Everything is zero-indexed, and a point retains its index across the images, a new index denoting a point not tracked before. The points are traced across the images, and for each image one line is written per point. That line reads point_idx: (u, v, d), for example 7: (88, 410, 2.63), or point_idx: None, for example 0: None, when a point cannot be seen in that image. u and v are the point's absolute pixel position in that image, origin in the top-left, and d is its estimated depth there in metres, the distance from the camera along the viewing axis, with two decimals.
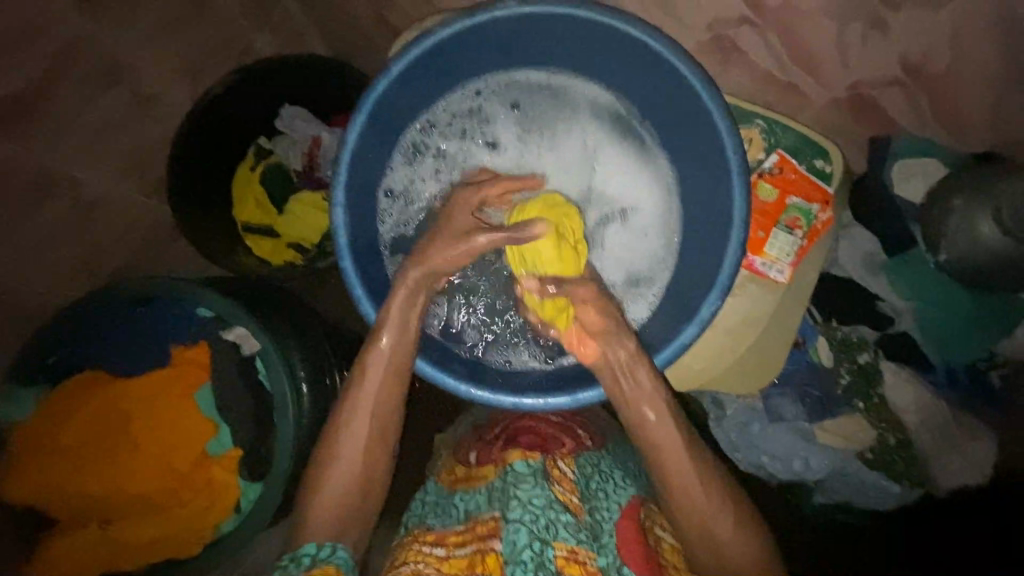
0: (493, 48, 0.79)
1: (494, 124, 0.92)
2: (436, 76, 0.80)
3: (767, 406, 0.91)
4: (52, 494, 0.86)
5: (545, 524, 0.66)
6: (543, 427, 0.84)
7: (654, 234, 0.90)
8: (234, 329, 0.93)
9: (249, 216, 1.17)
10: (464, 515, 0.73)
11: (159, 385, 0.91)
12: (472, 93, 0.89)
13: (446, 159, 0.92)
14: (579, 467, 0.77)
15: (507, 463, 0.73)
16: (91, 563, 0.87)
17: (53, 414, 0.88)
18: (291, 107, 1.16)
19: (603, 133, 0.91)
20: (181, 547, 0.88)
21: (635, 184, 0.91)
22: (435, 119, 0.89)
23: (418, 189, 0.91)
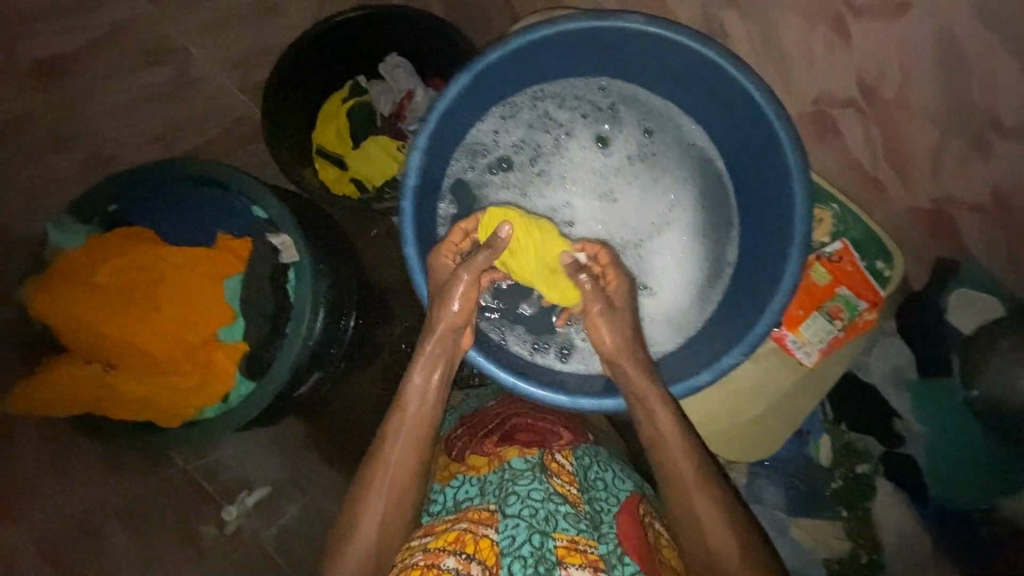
0: (620, 49, 0.78)
1: (596, 124, 0.88)
2: (557, 53, 0.79)
3: (751, 484, 0.94)
4: (68, 323, 0.86)
5: (544, 516, 0.70)
6: (541, 422, 0.86)
7: (701, 286, 0.86)
8: (281, 235, 0.96)
9: (322, 141, 1.25)
10: (455, 504, 0.76)
11: (198, 260, 0.93)
12: (599, 88, 0.86)
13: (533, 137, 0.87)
14: (577, 459, 0.80)
15: (504, 458, 0.77)
16: (78, 399, 0.87)
17: (98, 251, 0.89)
18: (397, 57, 1.25)
19: (694, 173, 0.87)
20: (168, 415, 0.90)
21: (704, 233, 0.87)
22: (550, 92, 0.86)
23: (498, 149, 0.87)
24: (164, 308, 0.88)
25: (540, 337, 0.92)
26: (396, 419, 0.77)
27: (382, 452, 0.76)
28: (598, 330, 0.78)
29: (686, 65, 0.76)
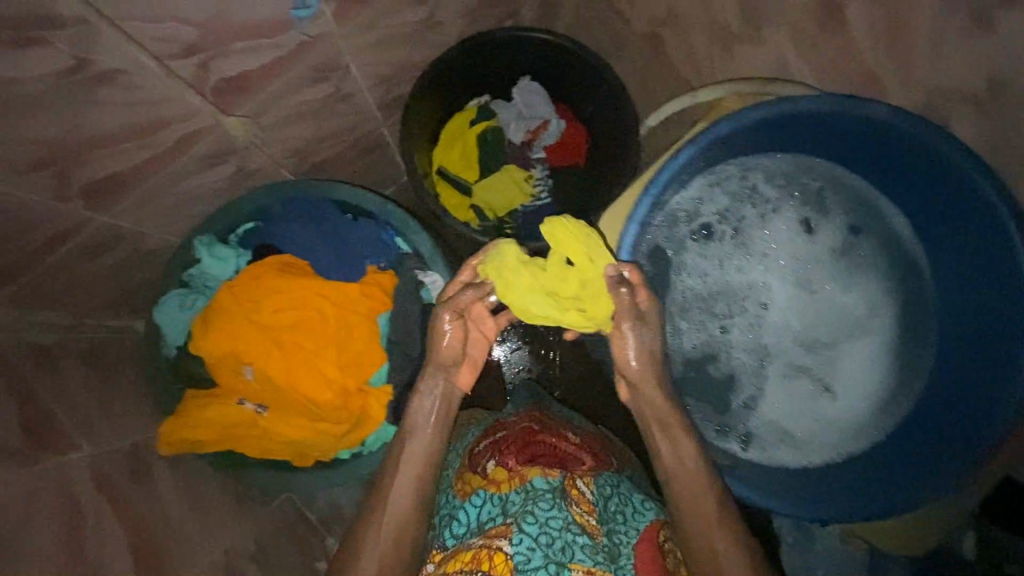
0: (850, 134, 0.75)
1: (801, 205, 0.85)
2: (782, 130, 0.76)
3: (872, 563, 0.98)
4: (230, 359, 0.82)
5: (560, 546, 0.64)
6: (563, 441, 0.80)
7: (890, 379, 0.85)
8: (430, 273, 0.93)
9: (446, 162, 1.20)
10: (475, 524, 0.70)
11: (350, 295, 0.88)
12: (806, 164, 0.83)
13: (736, 211, 0.85)
14: (597, 487, 0.74)
15: (526, 478, 0.71)
16: (225, 438, 0.82)
17: (254, 281, 0.84)
18: (532, 82, 1.20)
19: (892, 259, 0.84)
20: (314, 455, 0.87)
21: (897, 322, 0.85)
22: (759, 164, 0.83)
23: (702, 216, 0.84)
24: (322, 348, 0.83)
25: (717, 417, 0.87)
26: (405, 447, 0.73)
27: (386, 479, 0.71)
28: (623, 343, 0.75)
29: (922, 166, 0.72)
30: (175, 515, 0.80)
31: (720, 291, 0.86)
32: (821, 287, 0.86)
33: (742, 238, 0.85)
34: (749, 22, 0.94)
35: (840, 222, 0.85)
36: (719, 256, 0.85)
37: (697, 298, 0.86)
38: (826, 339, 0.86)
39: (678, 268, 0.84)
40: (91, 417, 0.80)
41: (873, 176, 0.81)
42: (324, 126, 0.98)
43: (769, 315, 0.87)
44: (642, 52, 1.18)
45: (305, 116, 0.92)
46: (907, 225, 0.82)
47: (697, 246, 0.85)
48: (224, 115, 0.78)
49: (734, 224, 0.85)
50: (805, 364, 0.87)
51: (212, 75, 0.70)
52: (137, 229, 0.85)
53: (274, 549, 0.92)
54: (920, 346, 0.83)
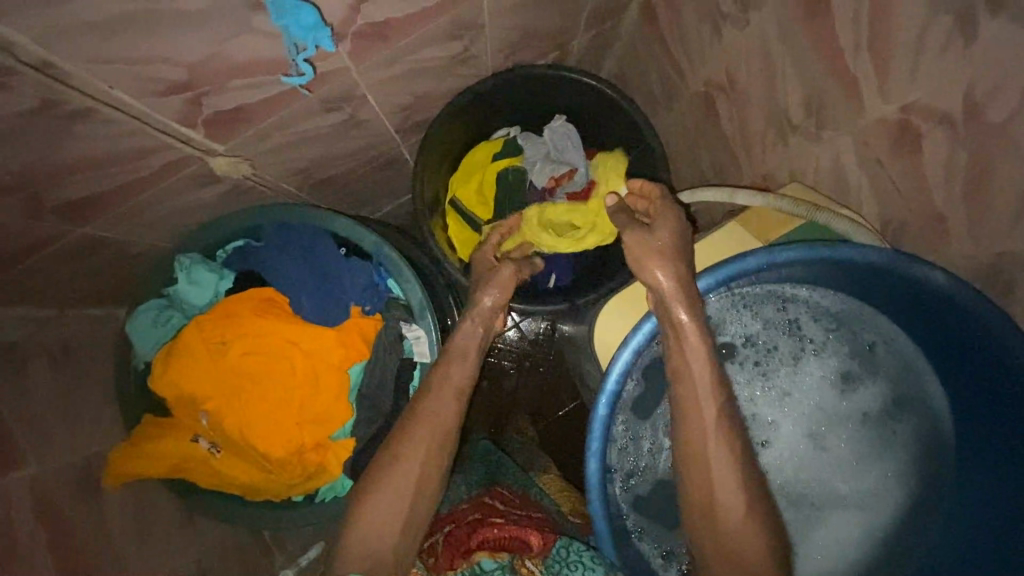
0: (899, 292, 0.69)
1: (831, 354, 0.80)
2: (829, 271, 0.70)
3: None
4: (192, 393, 0.81)
5: None
6: (510, 525, 0.85)
7: (868, 553, 0.80)
8: (414, 326, 0.87)
9: (461, 193, 1.13)
10: None
11: (323, 341, 0.84)
12: (843, 308, 0.79)
13: (760, 342, 0.80)
14: (547, 566, 0.81)
15: (474, 561, 0.81)
16: (173, 469, 0.80)
17: (227, 314, 0.82)
18: (568, 124, 1.11)
19: (906, 430, 0.79)
20: (264, 496, 0.84)
21: (892, 496, 0.80)
22: (795, 297, 0.79)
23: (723, 336, 0.79)
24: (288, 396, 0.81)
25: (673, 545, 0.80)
26: (425, 412, 0.77)
27: (391, 461, 0.74)
28: (635, 249, 0.79)
29: (964, 349, 0.66)
30: (121, 537, 0.79)
31: None
32: (826, 441, 0.82)
33: (757, 367, 0.80)
34: (811, 117, 0.84)
35: (862, 377, 0.80)
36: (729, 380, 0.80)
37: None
38: (814, 494, 0.82)
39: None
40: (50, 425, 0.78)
41: (911, 340, 0.76)
42: (334, 149, 0.92)
43: (762, 457, 0.82)
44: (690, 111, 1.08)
45: (313, 141, 0.87)
46: (936, 398, 0.76)
47: None
48: (218, 142, 0.73)
49: (753, 351, 0.80)
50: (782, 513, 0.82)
51: (203, 108, 0.65)
52: (121, 239, 0.82)
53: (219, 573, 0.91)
54: (907, 529, 0.78)
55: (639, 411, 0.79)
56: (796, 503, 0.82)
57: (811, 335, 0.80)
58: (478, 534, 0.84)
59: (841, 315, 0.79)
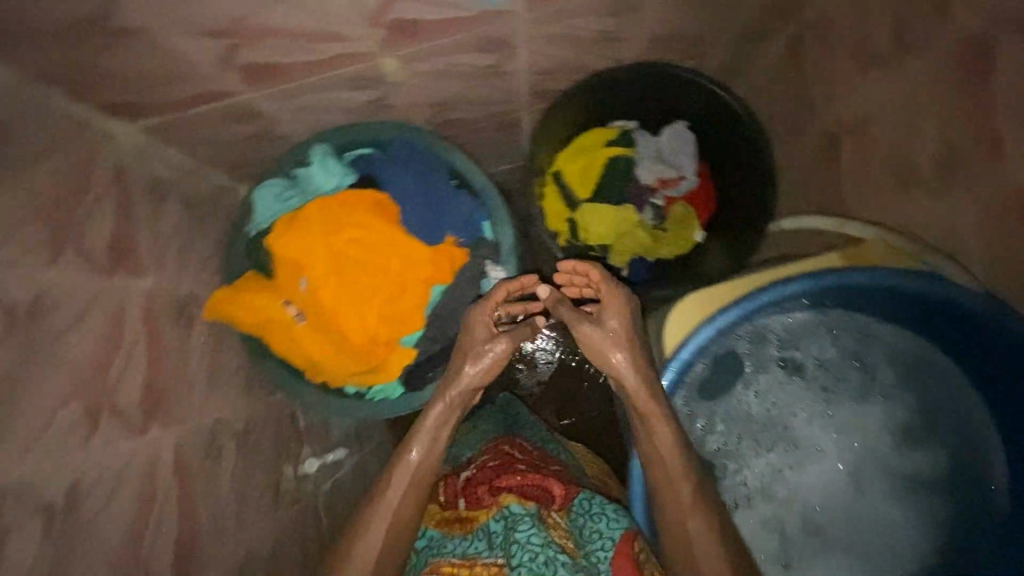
0: (989, 355, 0.72)
1: (887, 395, 0.85)
2: (927, 314, 0.74)
3: None
4: (296, 265, 0.88)
5: (543, 560, 0.77)
6: (531, 478, 0.91)
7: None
8: (498, 268, 0.95)
9: (565, 169, 1.18)
10: (465, 555, 0.84)
11: (420, 257, 0.90)
12: (915, 358, 0.81)
13: (830, 367, 0.84)
14: (570, 519, 0.88)
15: (504, 504, 0.85)
16: (259, 327, 0.87)
17: (347, 206, 0.89)
18: (687, 133, 1.15)
19: (937, 480, 0.84)
20: (324, 376, 0.92)
21: (905, 537, 0.85)
22: (875, 335, 0.81)
23: (799, 349, 0.83)
24: (378, 294, 0.88)
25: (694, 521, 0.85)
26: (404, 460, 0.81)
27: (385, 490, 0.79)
28: (594, 347, 0.79)
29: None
30: (194, 369, 0.87)
31: (768, 425, 0.83)
32: (856, 472, 0.87)
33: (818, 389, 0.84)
34: None
35: (909, 424, 0.85)
36: (791, 392, 0.84)
37: (748, 421, 0.83)
38: (831, 519, 0.87)
39: (746, 385, 0.82)
40: (168, 256, 0.88)
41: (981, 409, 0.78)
42: (470, 92, 1.00)
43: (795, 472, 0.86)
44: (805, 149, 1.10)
45: (457, 77, 0.94)
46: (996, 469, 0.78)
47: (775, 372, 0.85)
48: (386, 50, 0.81)
49: (819, 374, 0.84)
50: (799, 527, 0.86)
51: (391, 11, 0.73)
52: (272, 113, 0.91)
53: (252, 436, 0.98)
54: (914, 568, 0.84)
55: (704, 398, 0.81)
56: (812, 523, 0.86)
57: (876, 374, 0.84)
58: (505, 479, 0.90)
59: (911, 364, 0.82)
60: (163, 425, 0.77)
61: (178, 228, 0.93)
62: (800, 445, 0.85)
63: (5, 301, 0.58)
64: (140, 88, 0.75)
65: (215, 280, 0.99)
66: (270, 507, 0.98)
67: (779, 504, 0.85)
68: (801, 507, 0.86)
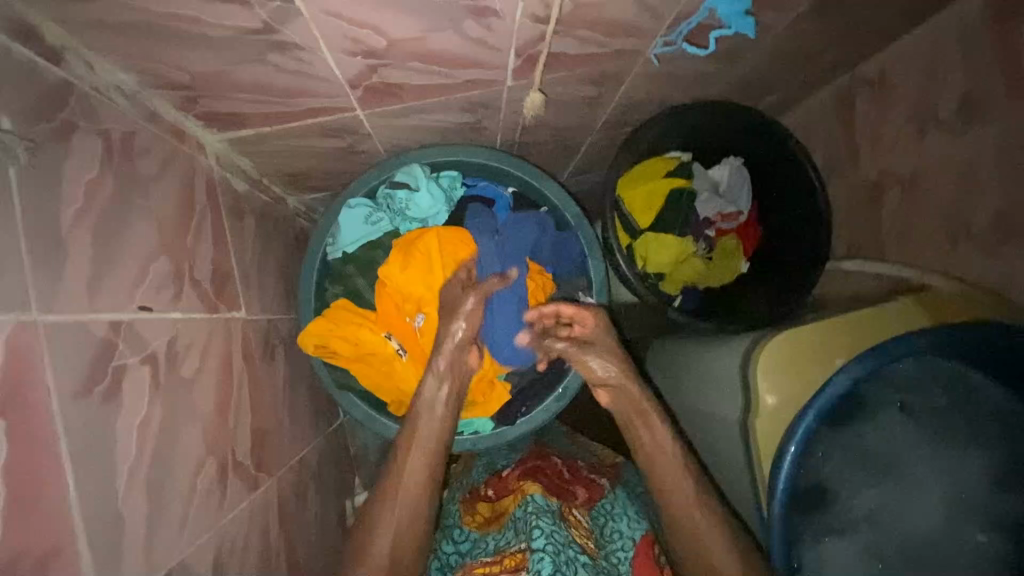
0: None
1: (1006, 457, 0.78)
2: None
3: None
4: (401, 295, 0.84)
5: (563, 556, 0.81)
6: (559, 477, 0.99)
7: None
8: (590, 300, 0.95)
9: (629, 198, 1.19)
10: (493, 549, 0.87)
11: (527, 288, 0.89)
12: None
13: (940, 416, 0.80)
14: (592, 518, 0.93)
15: (528, 494, 0.89)
16: (359, 359, 0.85)
17: (454, 233, 0.86)
18: (744, 171, 1.20)
19: None
20: (410, 409, 0.89)
21: None
22: (979, 385, 0.80)
23: (908, 392, 0.80)
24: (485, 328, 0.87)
25: (804, 549, 0.80)
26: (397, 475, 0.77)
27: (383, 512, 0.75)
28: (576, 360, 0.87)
29: None
30: (281, 408, 0.80)
31: (876, 466, 0.80)
32: (970, 535, 0.77)
33: (925, 436, 0.80)
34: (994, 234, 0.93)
35: None
36: (898, 435, 0.80)
37: (859, 452, 0.80)
38: None
39: (858, 419, 0.80)
40: (250, 278, 0.80)
41: None
42: (563, 118, 0.98)
43: (899, 521, 0.79)
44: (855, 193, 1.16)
45: (560, 105, 0.91)
46: None
47: (887, 414, 0.80)
48: (513, 78, 0.77)
49: (928, 421, 0.80)
50: None
51: (539, 46, 0.70)
52: (371, 131, 0.84)
53: (323, 472, 0.92)
54: None
55: (828, 420, 0.79)
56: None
57: (990, 431, 0.79)
58: (532, 477, 0.96)
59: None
60: (268, 472, 0.70)
61: (253, 249, 0.84)
62: (903, 489, 0.79)
63: (149, 352, 0.51)
64: (254, 102, 0.67)
65: (284, 304, 0.91)
66: (340, 545, 0.93)
67: (877, 554, 0.79)
68: (900, 560, 0.78)
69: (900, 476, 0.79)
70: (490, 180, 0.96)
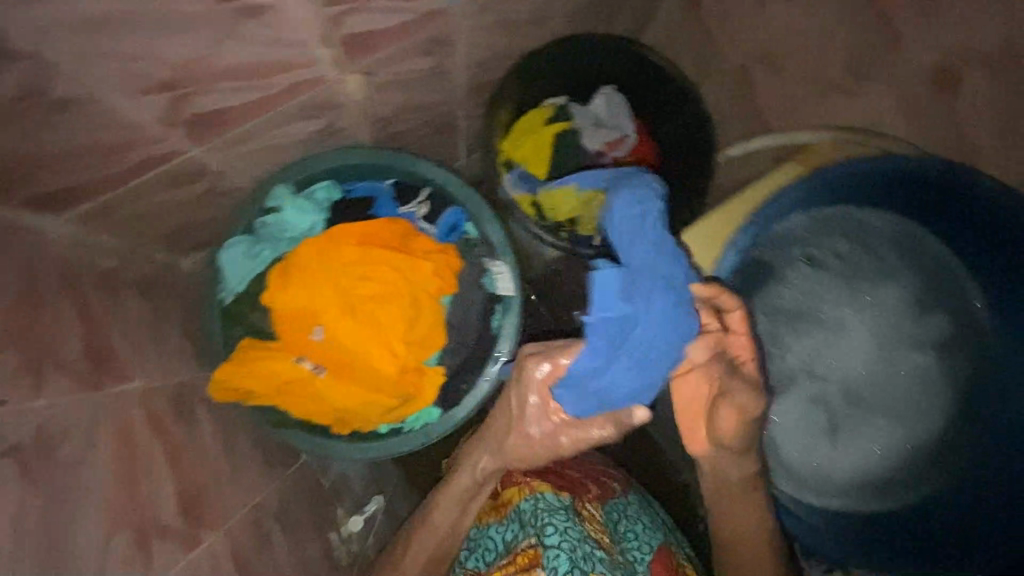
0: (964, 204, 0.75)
1: (903, 276, 0.83)
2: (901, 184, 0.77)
3: None
4: (298, 314, 0.84)
5: (580, 553, 0.82)
6: (569, 473, 0.99)
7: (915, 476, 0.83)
8: (497, 260, 0.93)
9: (515, 155, 1.18)
10: (505, 544, 0.89)
11: (425, 270, 0.87)
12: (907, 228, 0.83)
13: (837, 256, 0.83)
14: (608, 514, 0.96)
15: (539, 490, 0.90)
16: (277, 392, 0.83)
17: (332, 240, 0.86)
18: (616, 96, 1.21)
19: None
20: (352, 426, 0.87)
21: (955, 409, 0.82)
22: (863, 216, 0.82)
23: (804, 243, 0.82)
24: (392, 320, 0.84)
25: None
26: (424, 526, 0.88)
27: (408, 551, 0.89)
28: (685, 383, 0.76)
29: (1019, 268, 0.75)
30: (219, 464, 0.78)
31: (795, 323, 0.83)
32: (891, 355, 0.83)
33: (829, 279, 0.83)
34: None
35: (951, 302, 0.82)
36: (806, 287, 0.83)
37: (774, 313, 0.83)
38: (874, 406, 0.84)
39: (766, 283, 0.82)
40: (146, 347, 0.78)
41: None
42: (418, 99, 0.97)
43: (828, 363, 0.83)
44: (725, 82, 1.17)
45: (406, 85, 0.91)
46: None
47: (789, 270, 0.82)
48: (337, 71, 0.77)
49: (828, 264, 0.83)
50: (840, 419, 0.84)
51: (342, 29, 0.70)
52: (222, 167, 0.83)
53: (295, 514, 0.90)
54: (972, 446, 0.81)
55: (739, 291, 0.81)
56: (853, 410, 0.84)
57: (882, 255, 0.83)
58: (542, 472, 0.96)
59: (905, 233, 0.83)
60: (212, 527, 0.69)
61: (144, 319, 0.83)
62: (824, 334, 0.83)
63: (11, 442, 0.50)
64: (76, 171, 0.65)
65: (201, 363, 0.90)
66: None
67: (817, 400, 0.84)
68: (840, 399, 0.83)
69: (815, 322, 0.83)
70: (367, 182, 0.95)
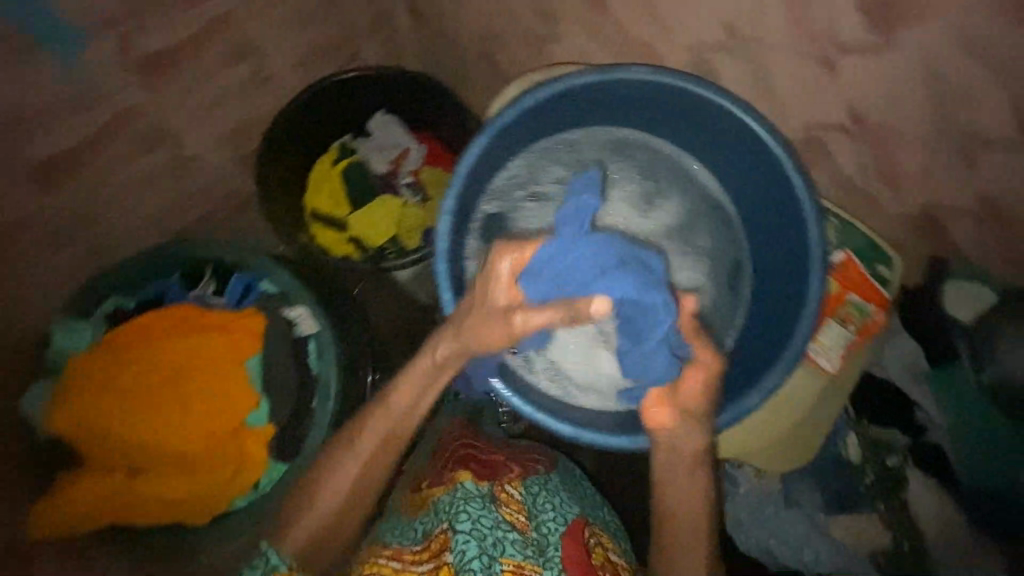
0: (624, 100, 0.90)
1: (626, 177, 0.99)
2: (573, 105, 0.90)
3: (786, 491, 0.99)
4: (99, 429, 0.87)
5: (493, 541, 0.71)
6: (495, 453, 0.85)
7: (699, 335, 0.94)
8: (297, 308, 0.95)
9: (317, 203, 1.13)
10: (422, 534, 0.74)
11: (212, 343, 0.91)
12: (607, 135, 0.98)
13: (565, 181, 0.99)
14: (525, 488, 0.81)
15: (458, 480, 0.77)
16: (106, 508, 0.86)
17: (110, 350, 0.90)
18: (387, 115, 1.17)
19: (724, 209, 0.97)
20: (196, 513, 0.88)
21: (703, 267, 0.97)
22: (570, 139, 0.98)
23: (532, 182, 0.98)
24: (191, 398, 0.89)
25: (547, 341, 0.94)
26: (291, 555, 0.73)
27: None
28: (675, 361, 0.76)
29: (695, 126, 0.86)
30: None
31: None
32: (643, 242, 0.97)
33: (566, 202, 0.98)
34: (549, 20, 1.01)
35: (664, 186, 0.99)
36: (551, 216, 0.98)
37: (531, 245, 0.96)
38: None
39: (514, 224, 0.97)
40: None
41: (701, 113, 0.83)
42: None
43: None
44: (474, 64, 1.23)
45: None
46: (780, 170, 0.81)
47: (530, 206, 0.98)
48: None
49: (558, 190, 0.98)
50: None
51: None
52: None
53: None
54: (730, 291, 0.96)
55: (487, 237, 0.96)
56: None
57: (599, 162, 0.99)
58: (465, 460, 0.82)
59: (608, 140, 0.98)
60: None
61: None
62: None
63: None
64: None
65: None
66: None
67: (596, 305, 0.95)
68: None
69: None
70: (155, 281, 0.97)
